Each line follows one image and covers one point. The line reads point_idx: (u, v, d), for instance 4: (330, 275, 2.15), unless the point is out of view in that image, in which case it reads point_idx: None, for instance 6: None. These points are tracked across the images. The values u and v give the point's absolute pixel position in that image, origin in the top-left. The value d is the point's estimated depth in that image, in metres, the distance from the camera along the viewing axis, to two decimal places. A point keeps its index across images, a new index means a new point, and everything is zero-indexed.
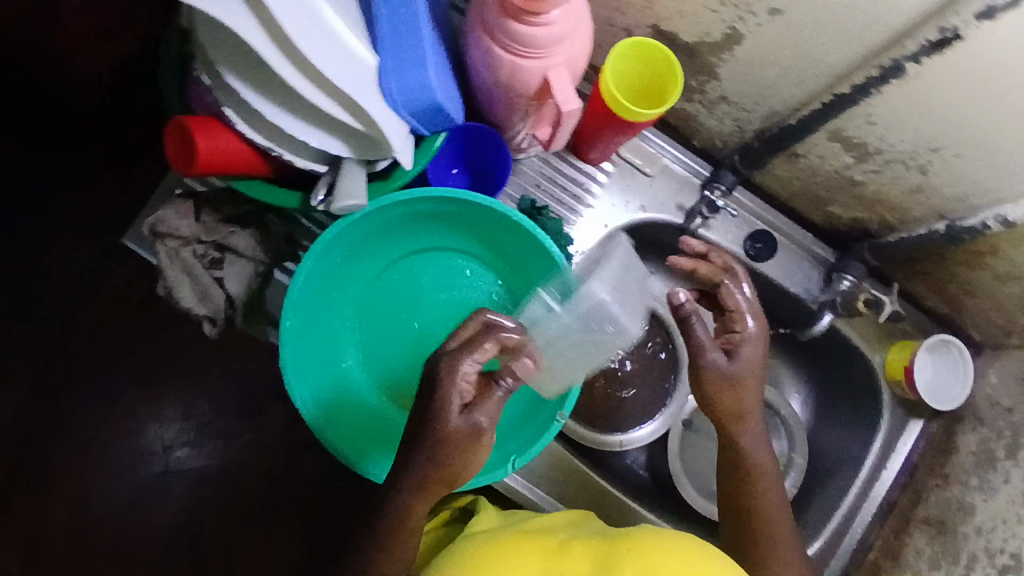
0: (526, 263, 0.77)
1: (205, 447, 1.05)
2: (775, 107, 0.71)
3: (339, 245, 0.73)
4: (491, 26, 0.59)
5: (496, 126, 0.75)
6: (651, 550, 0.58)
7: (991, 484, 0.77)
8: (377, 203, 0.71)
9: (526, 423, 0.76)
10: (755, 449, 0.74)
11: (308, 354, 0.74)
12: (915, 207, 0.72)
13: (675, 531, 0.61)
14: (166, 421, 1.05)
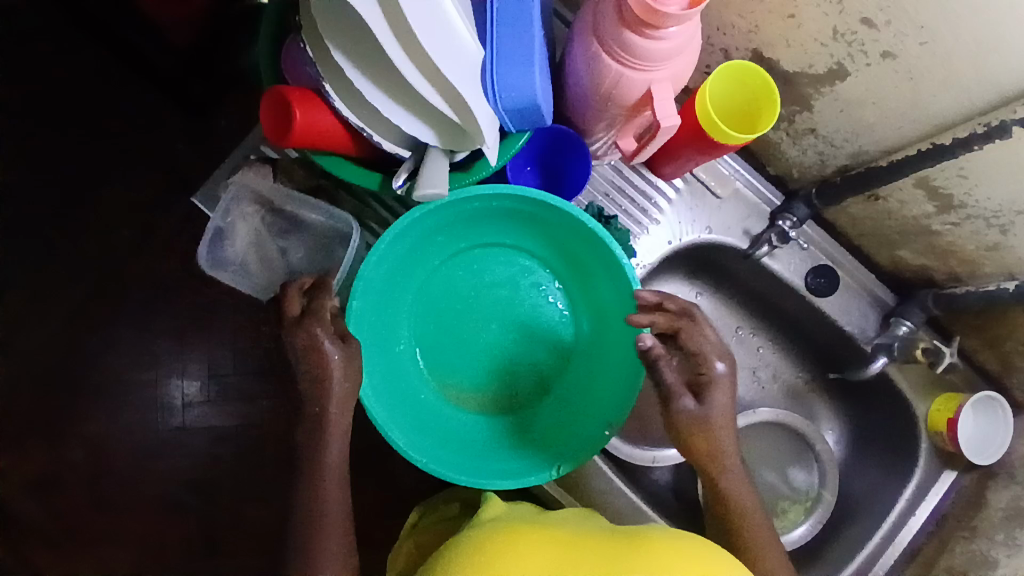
0: (593, 274, 0.78)
1: (223, 408, 1.04)
2: (865, 147, 0.71)
3: (414, 231, 0.74)
4: (604, 34, 0.60)
5: (578, 130, 0.76)
6: (660, 550, 0.56)
7: (1016, 541, 0.77)
8: (458, 193, 0.71)
9: (574, 430, 0.77)
10: (738, 493, 0.68)
11: (369, 332, 0.75)
12: (988, 262, 0.72)
13: (682, 535, 0.60)
14: (187, 376, 1.04)
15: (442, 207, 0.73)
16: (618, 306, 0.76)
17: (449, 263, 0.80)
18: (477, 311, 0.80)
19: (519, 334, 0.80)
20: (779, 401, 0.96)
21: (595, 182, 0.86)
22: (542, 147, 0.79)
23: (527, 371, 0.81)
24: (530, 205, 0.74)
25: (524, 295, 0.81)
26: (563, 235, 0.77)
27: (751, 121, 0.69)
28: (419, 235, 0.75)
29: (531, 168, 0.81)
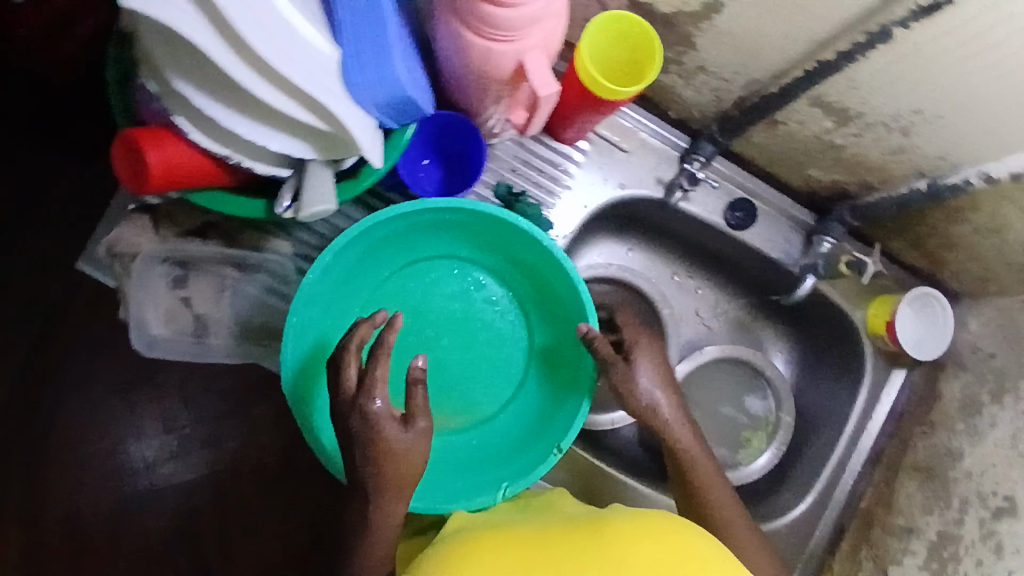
0: (546, 284, 0.77)
1: (186, 460, 1.00)
2: (756, 75, 0.69)
3: (362, 243, 0.72)
4: (459, 10, 0.55)
5: (467, 113, 0.73)
6: (634, 531, 0.58)
7: (977, 428, 0.79)
8: (414, 205, 0.70)
9: (527, 446, 0.75)
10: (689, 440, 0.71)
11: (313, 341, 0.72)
12: (896, 167, 0.72)
13: (654, 512, 0.62)
14: (137, 439, 0.99)
15: (389, 219, 0.71)
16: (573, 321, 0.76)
17: (399, 278, 0.78)
18: (426, 328, 0.78)
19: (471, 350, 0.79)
20: (727, 336, 0.96)
21: (496, 160, 0.83)
22: (436, 135, 0.76)
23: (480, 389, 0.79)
24: (479, 215, 0.73)
25: (475, 309, 0.79)
26: (512, 246, 0.76)
27: (638, 74, 0.67)
28: (366, 247, 0.73)
29: (429, 160, 0.78)
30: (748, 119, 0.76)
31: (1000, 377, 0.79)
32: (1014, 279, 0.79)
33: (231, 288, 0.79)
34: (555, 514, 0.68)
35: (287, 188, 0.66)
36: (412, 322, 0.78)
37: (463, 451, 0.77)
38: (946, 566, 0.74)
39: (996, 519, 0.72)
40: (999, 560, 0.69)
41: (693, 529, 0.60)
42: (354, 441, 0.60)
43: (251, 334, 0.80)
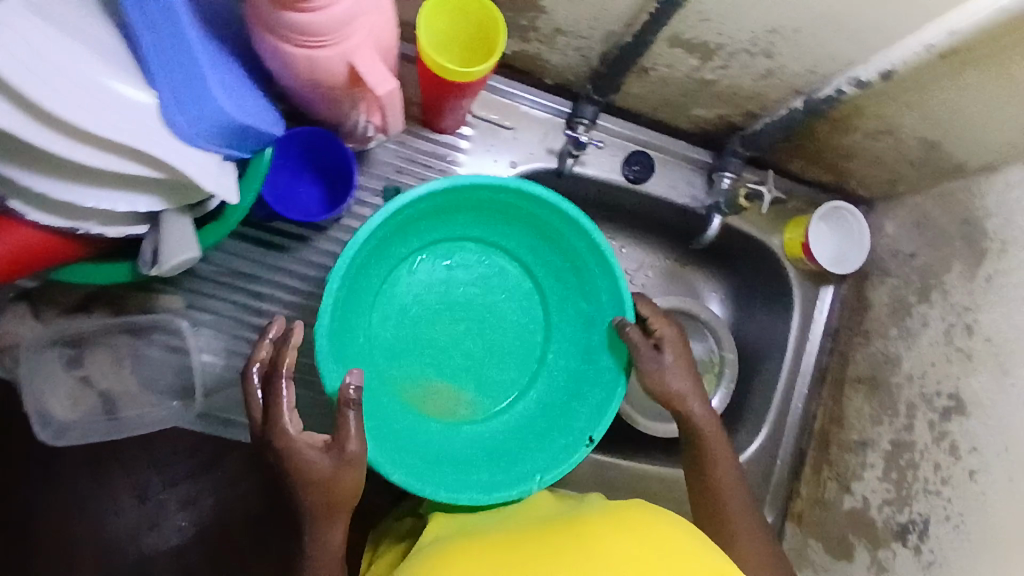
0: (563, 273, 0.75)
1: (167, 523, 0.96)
2: (610, 27, 0.67)
3: (395, 221, 0.68)
4: (272, 24, 0.52)
5: (326, 125, 0.70)
6: (603, 522, 0.60)
7: (911, 329, 0.79)
8: (459, 182, 0.66)
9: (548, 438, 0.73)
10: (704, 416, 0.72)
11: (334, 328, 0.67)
12: (771, 90, 0.70)
13: (620, 502, 0.64)
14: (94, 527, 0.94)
15: (442, 192, 0.68)
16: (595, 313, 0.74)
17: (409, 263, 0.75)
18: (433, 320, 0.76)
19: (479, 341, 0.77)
20: (660, 289, 0.95)
21: (375, 164, 0.79)
22: (306, 153, 0.73)
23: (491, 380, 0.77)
24: (526, 198, 0.70)
25: (489, 295, 0.78)
26: (549, 229, 0.74)
27: (473, 32, 0.64)
28: (396, 227, 0.70)
29: (305, 181, 0.75)
30: (615, 73, 0.74)
31: (923, 275, 0.78)
32: (918, 175, 0.78)
33: (131, 356, 0.75)
34: (561, 508, 0.67)
35: (150, 246, 0.63)
36: (419, 313, 0.76)
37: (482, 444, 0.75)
38: (904, 474, 0.74)
39: (945, 419, 0.71)
40: (956, 461, 0.68)
41: (659, 512, 0.62)
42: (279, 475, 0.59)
43: (163, 398, 0.76)
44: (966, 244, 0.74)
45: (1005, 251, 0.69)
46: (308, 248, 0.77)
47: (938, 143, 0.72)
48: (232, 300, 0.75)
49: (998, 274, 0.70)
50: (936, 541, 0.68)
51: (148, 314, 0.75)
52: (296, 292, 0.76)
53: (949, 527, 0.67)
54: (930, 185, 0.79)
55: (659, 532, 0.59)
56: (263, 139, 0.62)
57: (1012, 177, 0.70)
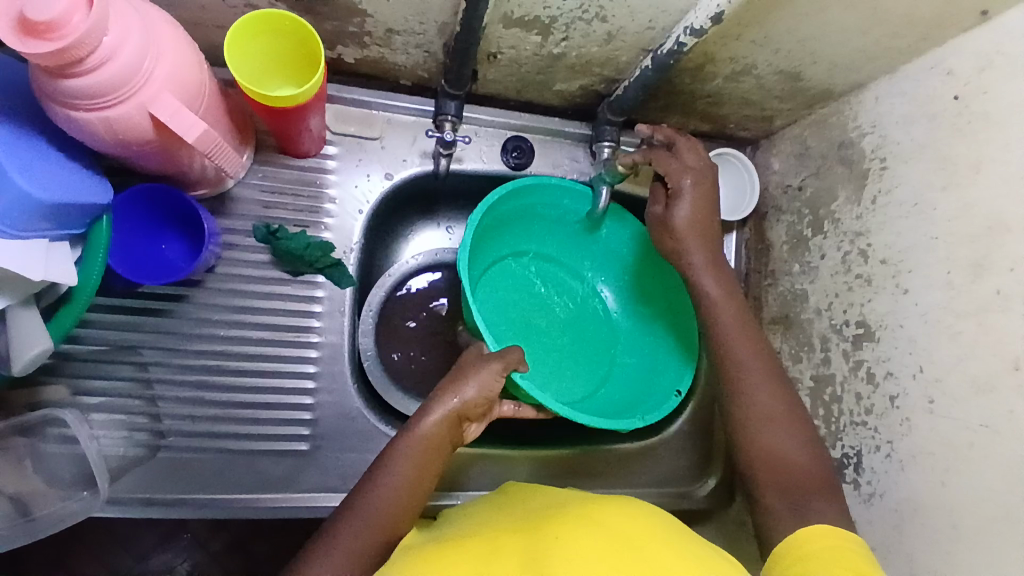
0: (644, 286, 0.86)
1: None
2: (440, 19, 0.65)
3: (558, 216, 0.85)
4: (54, 95, 0.49)
5: (163, 177, 0.67)
6: (573, 523, 0.55)
7: (810, 263, 0.79)
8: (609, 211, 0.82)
9: (639, 400, 0.81)
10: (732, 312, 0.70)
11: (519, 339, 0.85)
12: (620, 52, 0.69)
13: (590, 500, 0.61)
14: None
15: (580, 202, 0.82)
16: (664, 306, 0.84)
17: (511, 267, 0.88)
18: (541, 314, 0.88)
19: (561, 328, 0.88)
20: None
21: (240, 204, 0.75)
22: (157, 209, 0.70)
23: (555, 350, 0.87)
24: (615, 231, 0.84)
25: (581, 301, 0.90)
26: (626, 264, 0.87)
27: (276, 63, 0.62)
28: (554, 238, 0.88)
29: (166, 242, 0.73)
30: (461, 63, 0.68)
31: (813, 207, 0.78)
32: (791, 107, 0.79)
33: (31, 455, 0.70)
34: (544, 501, 0.64)
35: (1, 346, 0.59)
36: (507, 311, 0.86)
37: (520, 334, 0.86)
38: (830, 409, 0.74)
39: (858, 347, 0.71)
40: (876, 389, 0.68)
41: (631, 502, 0.61)
42: (446, 381, 0.68)
43: (72, 492, 0.71)
44: (846, 167, 0.74)
45: (884, 169, 0.69)
46: (188, 305, 0.73)
47: (799, 73, 0.72)
48: (120, 376, 0.72)
49: (882, 193, 0.69)
50: (871, 471, 0.68)
51: (38, 411, 0.68)
52: (186, 353, 0.73)
53: (880, 457, 0.67)
54: (804, 114, 0.80)
55: (636, 521, 0.56)
56: (92, 211, 0.59)
57: (878, 92, 0.70)
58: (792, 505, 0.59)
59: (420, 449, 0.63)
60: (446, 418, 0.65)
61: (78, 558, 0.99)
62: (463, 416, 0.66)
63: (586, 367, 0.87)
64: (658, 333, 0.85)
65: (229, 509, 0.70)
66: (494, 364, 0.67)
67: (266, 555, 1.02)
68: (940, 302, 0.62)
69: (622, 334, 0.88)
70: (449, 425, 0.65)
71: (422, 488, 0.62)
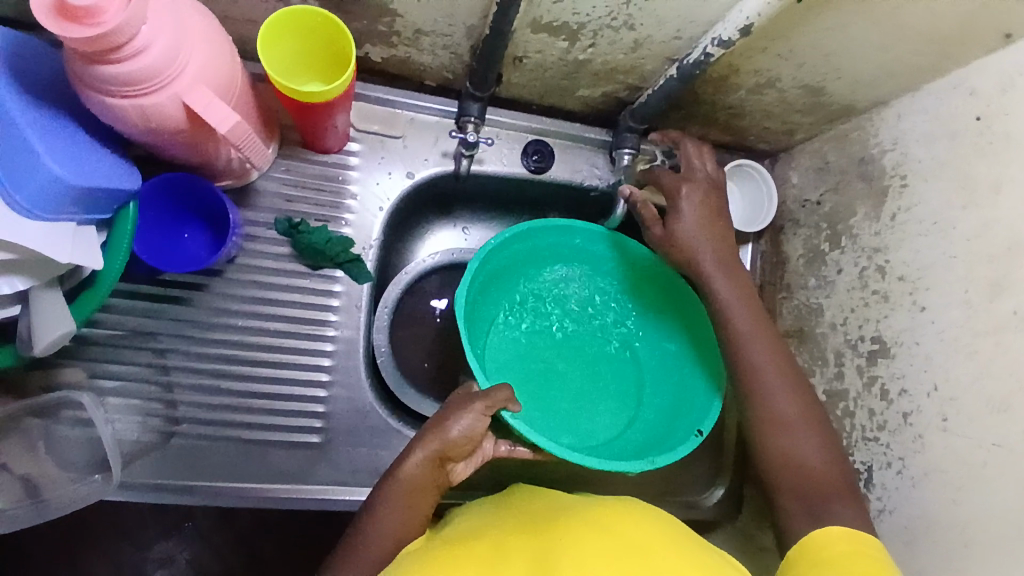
0: (675, 327, 0.82)
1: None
2: (468, 22, 0.66)
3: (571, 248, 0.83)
4: (91, 82, 0.50)
5: (191, 168, 0.67)
6: (584, 526, 0.55)
7: (827, 278, 0.79)
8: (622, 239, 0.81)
9: (661, 442, 0.76)
10: None
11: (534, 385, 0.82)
12: (645, 60, 0.69)
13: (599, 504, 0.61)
14: None
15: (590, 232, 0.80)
16: (694, 345, 0.80)
17: (527, 309, 0.85)
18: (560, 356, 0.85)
19: (585, 373, 0.84)
20: None
21: (263, 197, 0.76)
22: (182, 199, 0.71)
23: (578, 397, 0.83)
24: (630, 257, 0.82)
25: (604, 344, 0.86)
26: (650, 297, 0.84)
27: (307, 61, 0.63)
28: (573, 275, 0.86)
29: (189, 232, 0.74)
30: (487, 66, 0.69)
31: (831, 221, 0.78)
32: (812, 121, 0.79)
33: (45, 438, 0.70)
34: (552, 504, 0.64)
35: (24, 327, 0.60)
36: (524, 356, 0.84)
37: (536, 379, 0.83)
38: (842, 424, 0.74)
39: (872, 363, 0.71)
40: (890, 406, 0.68)
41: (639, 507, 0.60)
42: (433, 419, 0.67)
43: (85, 475, 0.71)
44: (866, 183, 0.74)
45: (904, 186, 0.69)
46: (208, 295, 0.74)
47: (823, 87, 0.72)
48: (136, 362, 0.73)
49: (901, 211, 0.69)
50: (882, 488, 0.67)
51: (54, 392, 0.70)
52: (204, 341, 0.74)
53: (892, 473, 0.67)
54: (825, 129, 0.80)
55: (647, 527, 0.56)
56: (120, 197, 0.60)
57: (901, 110, 0.70)
58: (808, 511, 0.59)
59: (406, 491, 0.62)
60: (430, 457, 0.64)
61: (81, 545, 0.99)
62: (447, 456, 0.65)
63: (610, 415, 0.82)
64: (687, 370, 0.80)
65: (239, 497, 0.71)
66: (478, 403, 0.65)
67: (269, 545, 1.02)
68: (957, 321, 0.62)
69: (648, 376, 0.84)
70: (435, 461, 0.64)
71: (420, 512, 0.63)
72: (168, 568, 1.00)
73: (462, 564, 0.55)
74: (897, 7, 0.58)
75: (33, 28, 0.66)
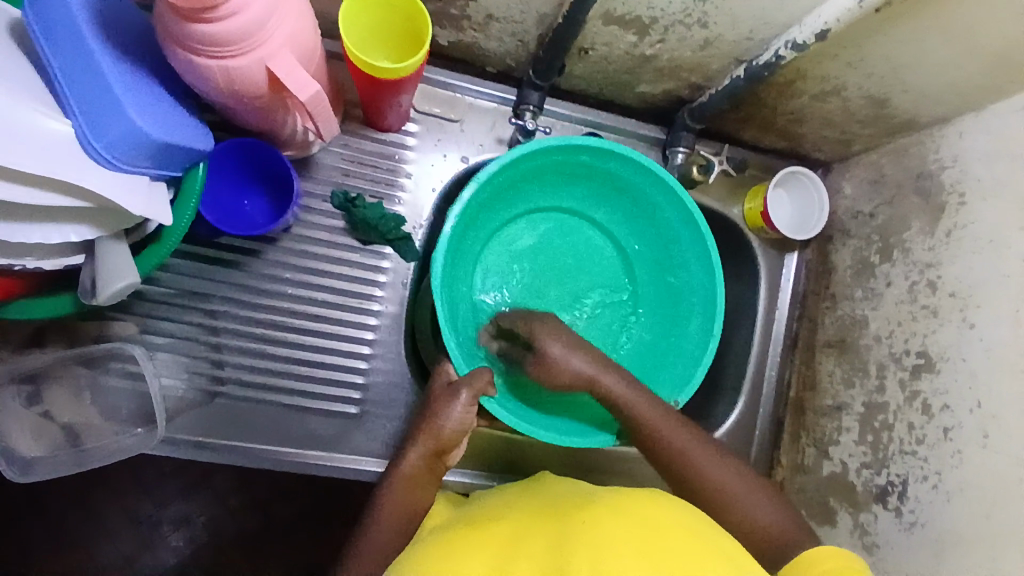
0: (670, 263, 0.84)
1: (158, 537, 1.00)
2: (541, 10, 0.66)
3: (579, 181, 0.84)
4: (181, 39, 0.51)
5: (257, 134, 0.69)
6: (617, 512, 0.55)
7: (874, 290, 0.78)
8: (645, 167, 0.77)
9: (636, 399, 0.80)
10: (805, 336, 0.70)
11: (509, 304, 0.83)
12: (711, 59, 0.69)
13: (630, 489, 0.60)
14: (113, 549, 1.00)
15: (613, 159, 0.78)
16: (693, 286, 0.81)
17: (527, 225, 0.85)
18: (546, 279, 0.84)
19: (571, 289, 0.85)
20: None
21: (321, 169, 0.77)
22: (246, 164, 0.72)
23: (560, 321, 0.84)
24: (638, 176, 0.79)
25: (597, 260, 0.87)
26: (650, 216, 0.83)
27: (382, 37, 0.64)
28: (579, 188, 0.85)
29: (249, 198, 0.75)
30: (554, 55, 0.69)
31: (883, 234, 0.78)
32: (872, 132, 0.79)
33: (90, 387, 0.72)
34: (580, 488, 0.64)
35: (87, 277, 0.61)
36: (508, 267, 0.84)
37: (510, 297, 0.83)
38: (879, 436, 0.73)
39: (916, 378, 0.70)
40: (930, 420, 0.67)
41: (668, 498, 0.59)
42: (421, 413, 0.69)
43: (125, 427, 0.72)
44: (923, 198, 0.73)
45: (963, 204, 0.68)
46: (260, 260, 0.76)
47: (888, 99, 0.72)
48: (186, 320, 0.74)
49: (957, 227, 0.69)
50: (916, 501, 0.67)
51: (103, 343, 0.71)
52: (253, 305, 0.75)
53: (927, 487, 0.66)
54: (883, 142, 0.80)
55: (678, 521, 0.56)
56: (193, 157, 0.61)
57: (964, 127, 0.70)
58: None
59: (403, 488, 0.64)
60: (426, 451, 0.66)
61: (101, 500, 1.00)
62: (442, 449, 0.66)
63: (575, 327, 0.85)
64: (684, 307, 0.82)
65: (275, 460, 0.74)
66: (463, 394, 0.67)
67: (287, 512, 1.03)
68: (1007, 341, 0.61)
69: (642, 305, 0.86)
70: (428, 453, 0.66)
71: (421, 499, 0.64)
72: (184, 529, 1.01)
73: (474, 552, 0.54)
74: (971, 26, 0.58)
75: None
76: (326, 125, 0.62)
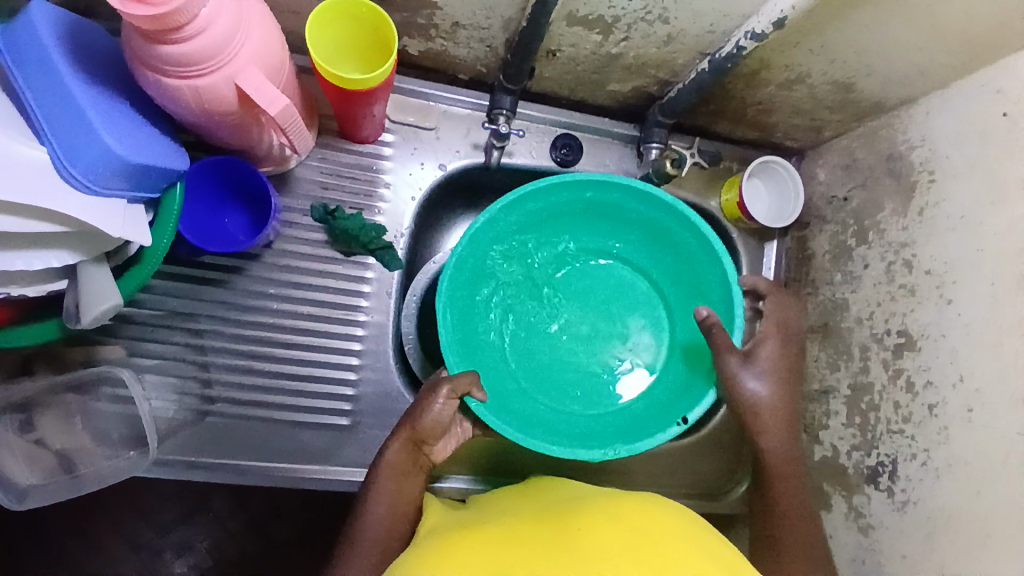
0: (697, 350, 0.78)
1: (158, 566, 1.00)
2: (506, 14, 0.67)
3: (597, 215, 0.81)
4: (149, 61, 0.52)
5: (235, 152, 0.70)
6: (608, 521, 0.55)
7: (853, 273, 0.79)
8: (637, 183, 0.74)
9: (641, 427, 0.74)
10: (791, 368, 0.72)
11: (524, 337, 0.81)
12: (677, 54, 0.71)
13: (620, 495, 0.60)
14: None
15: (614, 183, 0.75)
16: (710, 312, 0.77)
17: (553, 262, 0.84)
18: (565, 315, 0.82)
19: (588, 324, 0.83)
20: None
21: (301, 184, 0.78)
22: (224, 182, 0.73)
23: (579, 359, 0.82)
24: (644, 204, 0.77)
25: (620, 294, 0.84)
26: (672, 245, 0.79)
27: (351, 50, 0.65)
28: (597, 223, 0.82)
29: (230, 215, 0.76)
30: (522, 58, 0.70)
31: (858, 217, 0.79)
32: (841, 118, 0.80)
33: (81, 412, 0.72)
34: (572, 495, 0.63)
35: (71, 302, 0.61)
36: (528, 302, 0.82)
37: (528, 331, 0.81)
38: (867, 417, 0.74)
39: (898, 356, 0.71)
40: (915, 398, 0.68)
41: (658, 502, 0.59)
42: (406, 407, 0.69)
43: (118, 450, 0.72)
44: (894, 179, 0.74)
45: (933, 182, 0.69)
46: (244, 278, 0.76)
47: (853, 84, 0.73)
48: (174, 341, 0.74)
49: (929, 205, 0.69)
50: (906, 480, 0.67)
51: (92, 367, 0.71)
52: (239, 323, 0.76)
53: (917, 465, 0.67)
54: (853, 126, 0.81)
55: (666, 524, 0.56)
56: (170, 177, 0.62)
57: (929, 107, 0.71)
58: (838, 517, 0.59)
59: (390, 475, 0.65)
60: (406, 444, 0.66)
61: (101, 529, 1.00)
62: (422, 440, 0.67)
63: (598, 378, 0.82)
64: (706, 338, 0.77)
65: (269, 477, 0.74)
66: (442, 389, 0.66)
67: (287, 532, 1.03)
68: (984, 314, 0.62)
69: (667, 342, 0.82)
70: (411, 442, 0.66)
71: (407, 499, 0.65)
72: (186, 556, 1.00)
73: (465, 570, 0.51)
74: (927, 7, 0.59)
75: (89, 13, 0.69)
76: (299, 138, 0.63)
